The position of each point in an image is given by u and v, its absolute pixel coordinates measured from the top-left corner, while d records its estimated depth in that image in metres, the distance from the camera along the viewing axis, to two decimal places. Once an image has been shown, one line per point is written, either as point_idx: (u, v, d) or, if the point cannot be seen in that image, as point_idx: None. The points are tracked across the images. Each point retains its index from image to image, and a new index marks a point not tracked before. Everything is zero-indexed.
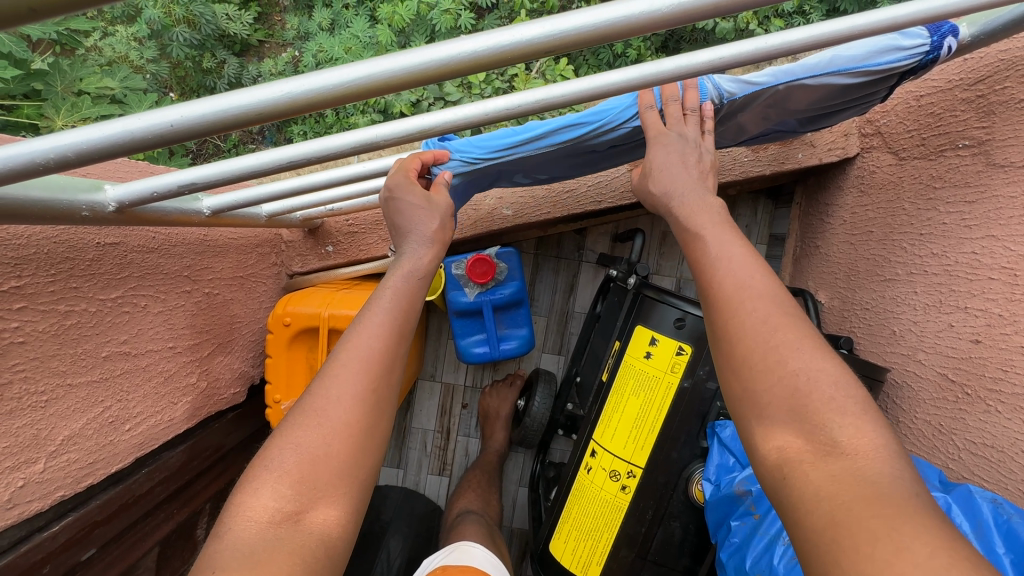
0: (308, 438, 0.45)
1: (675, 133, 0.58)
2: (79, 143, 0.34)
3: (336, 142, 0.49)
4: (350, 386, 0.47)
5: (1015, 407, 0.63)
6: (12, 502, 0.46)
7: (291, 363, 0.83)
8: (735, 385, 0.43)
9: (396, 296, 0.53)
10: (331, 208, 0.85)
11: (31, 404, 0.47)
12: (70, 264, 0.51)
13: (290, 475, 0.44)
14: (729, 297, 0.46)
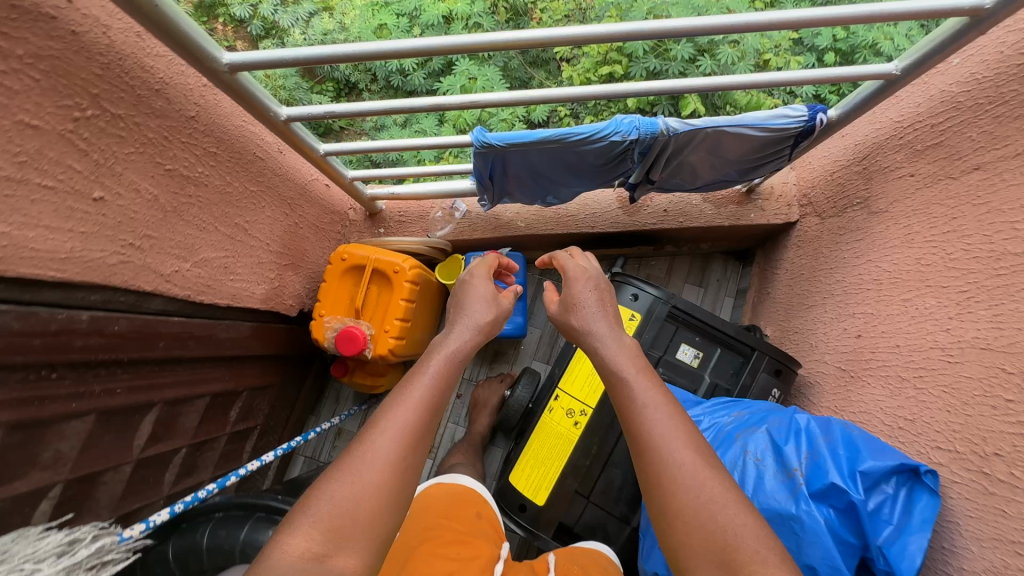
0: (343, 489, 0.57)
1: (580, 274, 0.87)
2: (301, 53, 0.63)
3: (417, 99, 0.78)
4: (384, 447, 0.61)
5: (876, 376, 0.82)
6: (169, 277, 0.72)
7: (339, 289, 1.08)
8: (678, 507, 0.58)
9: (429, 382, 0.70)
10: (393, 191, 1.17)
11: (197, 223, 0.75)
12: (239, 154, 0.81)
13: (324, 526, 0.55)
14: (656, 444, 0.63)
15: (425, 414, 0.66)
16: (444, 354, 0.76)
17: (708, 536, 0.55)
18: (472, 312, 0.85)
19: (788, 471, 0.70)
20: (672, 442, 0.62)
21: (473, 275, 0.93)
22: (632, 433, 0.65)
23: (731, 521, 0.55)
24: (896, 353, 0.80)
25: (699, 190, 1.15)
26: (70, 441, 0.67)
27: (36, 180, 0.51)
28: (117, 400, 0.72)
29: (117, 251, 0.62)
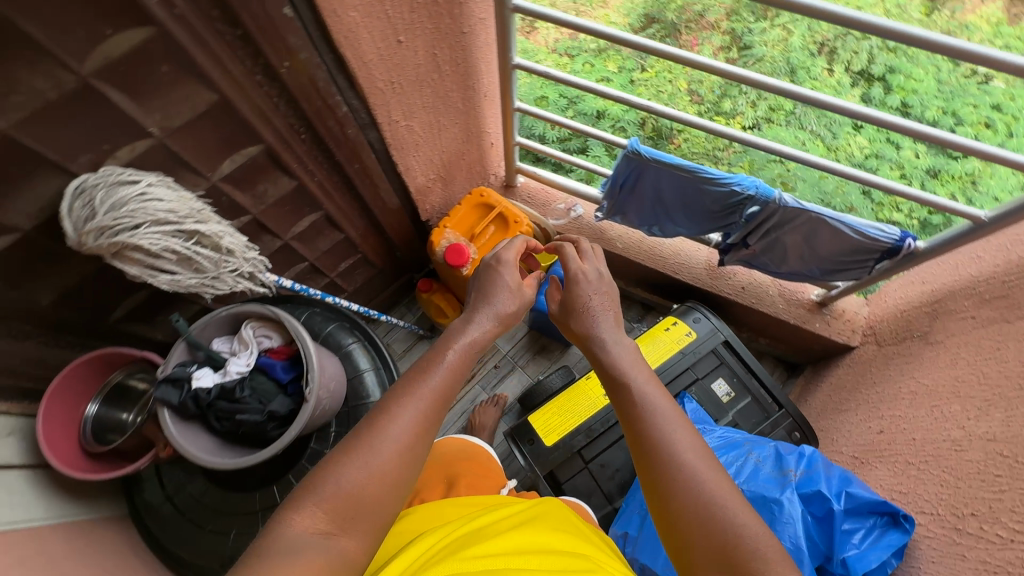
0: (350, 471, 0.57)
1: (594, 274, 0.79)
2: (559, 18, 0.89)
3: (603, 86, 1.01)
4: (396, 436, 0.60)
5: (887, 463, 0.92)
6: (391, 123, 0.97)
7: (466, 216, 1.31)
8: (676, 503, 0.57)
9: (452, 369, 0.69)
10: (536, 172, 1.41)
11: (424, 100, 1.00)
12: (469, 75, 1.08)
13: (336, 506, 0.55)
14: (651, 432, 0.62)
15: (437, 409, 0.65)
16: (460, 347, 0.72)
17: (712, 546, 0.54)
18: (487, 297, 0.78)
19: (783, 470, 0.82)
20: (666, 434, 0.61)
21: (496, 258, 0.81)
22: (631, 417, 0.65)
23: (737, 529, 0.54)
24: (911, 445, 0.88)
25: (779, 276, 1.31)
26: (274, 190, 0.90)
27: (389, 6, 0.77)
28: (310, 187, 0.95)
29: (384, 80, 0.88)
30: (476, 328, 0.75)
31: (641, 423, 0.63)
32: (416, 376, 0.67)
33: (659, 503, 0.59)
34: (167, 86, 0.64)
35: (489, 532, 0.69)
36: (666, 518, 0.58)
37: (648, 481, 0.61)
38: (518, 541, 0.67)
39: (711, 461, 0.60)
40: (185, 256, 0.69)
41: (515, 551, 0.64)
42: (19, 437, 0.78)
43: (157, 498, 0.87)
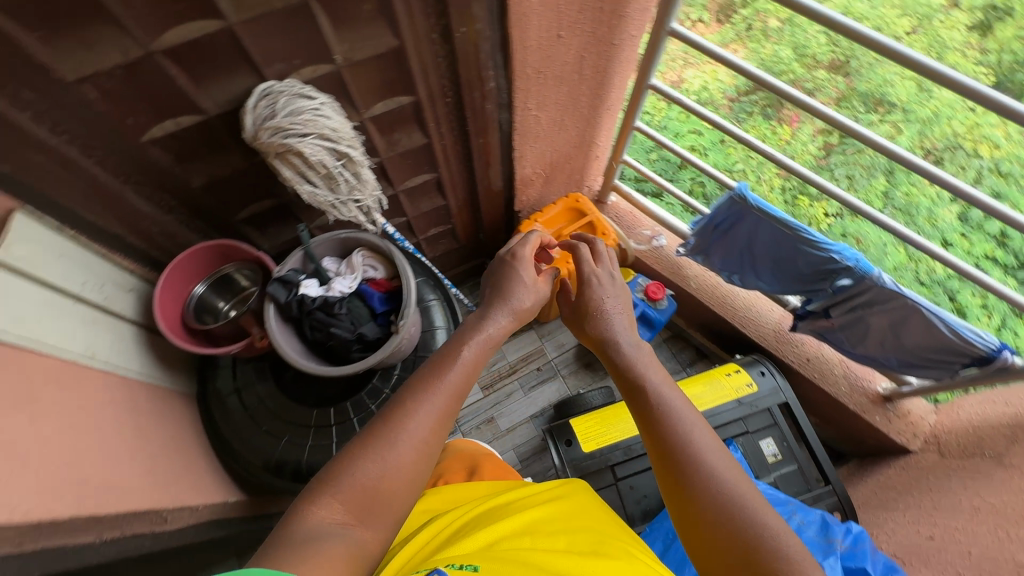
0: (368, 464, 0.58)
1: (606, 274, 0.81)
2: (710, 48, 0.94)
3: (729, 123, 1.04)
4: (414, 429, 0.62)
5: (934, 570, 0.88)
6: (525, 109, 1.02)
7: (557, 217, 1.35)
8: (693, 494, 0.56)
9: (468, 366, 0.72)
10: (630, 193, 1.49)
11: (559, 97, 1.06)
12: (604, 86, 1.12)
13: (353, 498, 0.56)
14: (668, 425, 0.62)
15: (450, 406, 0.67)
16: (475, 343, 0.74)
17: (739, 554, 0.51)
18: (507, 293, 0.81)
19: (828, 537, 0.82)
20: (682, 427, 0.61)
21: (513, 255, 0.86)
22: (644, 414, 0.65)
23: (764, 534, 0.51)
24: (966, 557, 0.84)
25: (850, 355, 1.28)
26: (406, 141, 0.97)
27: (564, 1, 0.83)
28: (436, 148, 1.01)
29: (534, 68, 0.93)
30: (495, 323, 0.78)
31: (656, 424, 0.62)
32: (433, 374, 0.69)
33: (683, 506, 0.57)
34: (363, 22, 0.71)
35: (511, 509, 0.72)
36: (692, 521, 0.56)
37: (669, 483, 0.59)
38: (536, 515, 0.70)
39: (730, 464, 0.58)
40: (327, 174, 0.75)
41: (535, 525, 0.67)
42: (136, 295, 0.86)
43: (225, 387, 0.94)
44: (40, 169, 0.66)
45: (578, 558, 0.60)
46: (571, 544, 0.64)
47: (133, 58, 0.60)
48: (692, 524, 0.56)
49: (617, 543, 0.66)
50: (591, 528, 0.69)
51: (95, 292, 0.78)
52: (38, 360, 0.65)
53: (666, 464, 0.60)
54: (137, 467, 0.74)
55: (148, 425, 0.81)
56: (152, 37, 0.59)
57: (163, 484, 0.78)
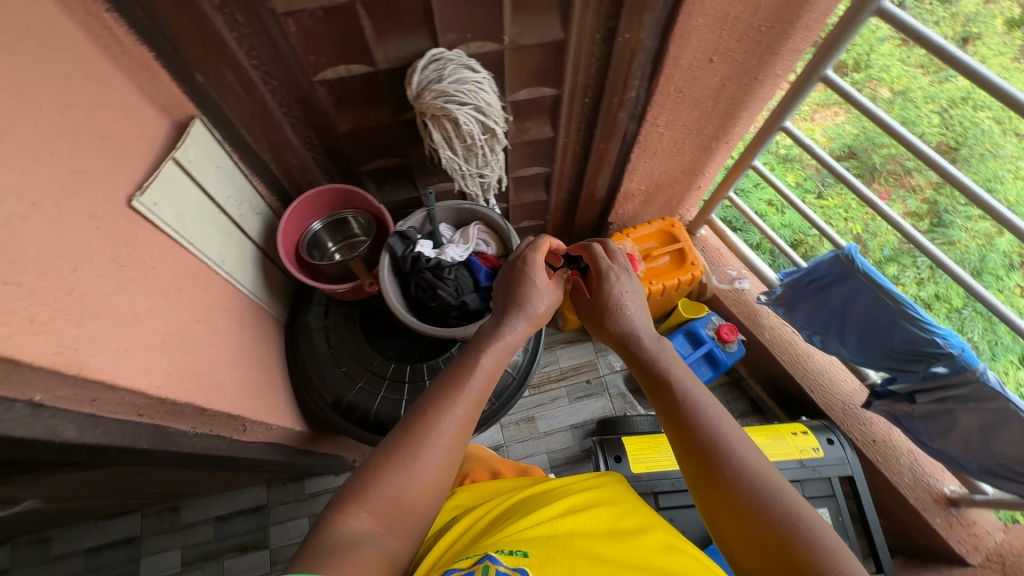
0: (394, 474, 0.56)
1: (623, 273, 0.77)
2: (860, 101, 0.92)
3: (857, 180, 1.02)
4: (441, 434, 0.60)
5: None
6: (654, 125, 1.03)
7: (648, 236, 1.35)
8: (723, 486, 0.53)
9: (487, 375, 0.68)
10: (724, 230, 1.48)
11: (689, 120, 1.06)
12: (734, 120, 1.12)
13: (383, 510, 0.54)
14: (694, 416, 0.59)
15: (469, 414, 0.64)
16: (494, 351, 0.70)
17: (777, 550, 0.49)
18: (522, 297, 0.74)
19: None
20: (709, 416, 0.58)
21: (523, 261, 0.78)
22: (669, 409, 0.62)
23: (802, 525, 0.49)
24: None
25: (924, 447, 1.21)
26: (534, 132, 0.99)
27: (728, 25, 0.84)
28: (559, 144, 1.03)
29: (678, 87, 0.94)
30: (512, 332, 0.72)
31: (680, 418, 0.59)
32: (454, 377, 0.66)
33: (717, 501, 0.54)
34: (540, 10, 0.74)
35: (547, 497, 0.72)
36: (728, 517, 0.53)
37: (698, 483, 0.56)
38: (567, 497, 0.70)
39: (759, 454, 0.55)
40: (470, 145, 0.78)
41: (567, 506, 0.67)
42: (262, 219, 0.91)
43: (314, 322, 0.99)
44: (226, 86, 0.71)
45: (622, 541, 0.61)
46: (608, 524, 0.65)
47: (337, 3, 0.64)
48: (727, 520, 0.53)
49: (647, 521, 0.68)
50: (622, 508, 0.70)
51: (234, 207, 0.83)
52: (184, 256, 0.70)
53: (693, 462, 0.57)
54: (235, 377, 0.78)
55: (250, 340, 0.86)
56: None
57: (252, 397, 0.82)
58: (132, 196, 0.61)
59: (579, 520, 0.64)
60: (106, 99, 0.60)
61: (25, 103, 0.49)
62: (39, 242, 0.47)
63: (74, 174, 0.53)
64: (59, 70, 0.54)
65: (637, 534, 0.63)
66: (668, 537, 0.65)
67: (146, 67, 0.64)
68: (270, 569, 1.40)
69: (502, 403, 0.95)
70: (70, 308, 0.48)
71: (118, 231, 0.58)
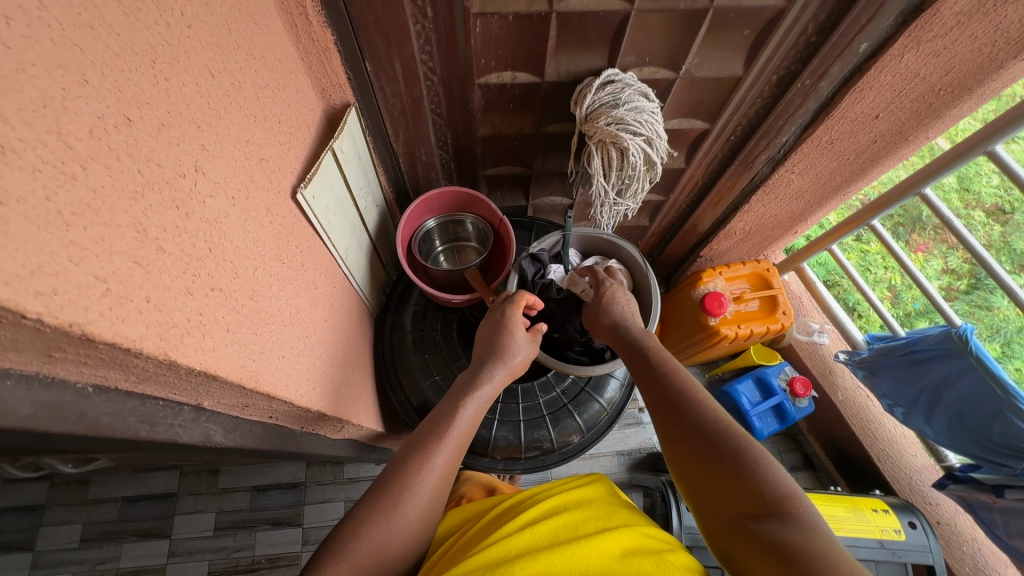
0: (371, 534, 0.53)
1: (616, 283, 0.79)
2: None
3: (991, 258, 0.95)
4: (422, 490, 0.56)
5: None
6: (786, 173, 0.98)
7: (739, 277, 1.30)
8: (679, 424, 0.55)
9: (469, 425, 0.64)
10: (814, 282, 1.45)
11: (820, 173, 1.00)
12: (865, 179, 1.06)
13: (360, 567, 0.51)
14: (660, 371, 0.62)
15: (449, 463, 0.60)
16: (476, 401, 0.66)
17: (723, 483, 0.49)
18: (500, 342, 0.72)
19: None
20: (671, 370, 0.61)
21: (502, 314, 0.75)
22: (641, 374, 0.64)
23: (756, 462, 0.48)
24: None
25: (998, 543, 1.13)
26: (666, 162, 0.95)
27: (910, 84, 0.78)
28: (685, 177, 0.98)
29: (829, 139, 0.88)
30: (488, 385, 0.68)
31: (650, 378, 0.62)
32: (433, 423, 0.63)
33: (678, 444, 0.54)
34: (730, 45, 0.69)
35: (518, 504, 0.68)
36: (682, 457, 0.53)
37: (660, 435, 0.57)
38: (532, 508, 0.64)
39: (719, 403, 0.56)
40: (627, 176, 0.75)
41: (521, 522, 0.61)
42: (378, 212, 0.87)
43: (409, 323, 0.95)
44: (390, 77, 0.67)
45: (570, 553, 0.55)
46: (563, 535, 0.59)
47: (532, 10, 0.60)
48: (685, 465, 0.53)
49: (611, 524, 0.61)
50: (585, 514, 0.63)
51: (362, 199, 0.79)
52: (321, 249, 0.66)
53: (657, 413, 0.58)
54: (343, 377, 0.75)
55: (353, 337, 0.82)
56: None
57: (351, 397, 0.79)
58: (296, 188, 0.57)
59: (528, 535, 0.59)
60: (286, 81, 0.56)
61: (235, 86, 0.45)
62: (234, 241, 0.43)
63: (260, 164, 0.49)
64: (259, 49, 0.50)
65: (591, 538, 0.57)
66: (630, 536, 0.58)
67: (323, 50, 0.60)
68: (301, 548, 1.39)
69: (593, 436, 0.91)
70: (250, 313, 0.45)
71: (282, 225, 0.54)
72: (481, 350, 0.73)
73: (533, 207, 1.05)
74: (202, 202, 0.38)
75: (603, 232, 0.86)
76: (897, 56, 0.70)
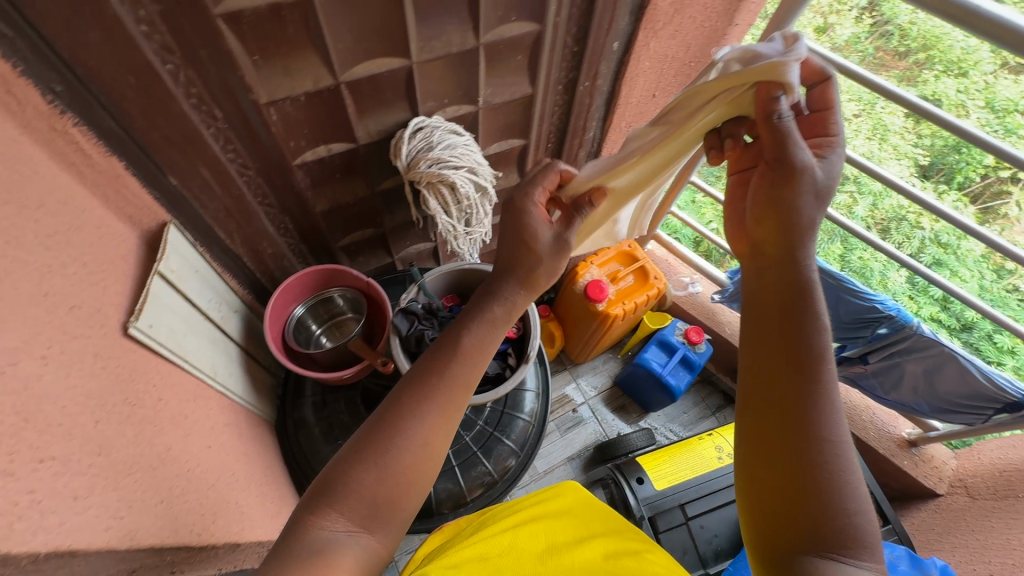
0: (366, 473, 0.45)
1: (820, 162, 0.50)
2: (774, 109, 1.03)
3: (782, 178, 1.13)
4: (417, 429, 0.47)
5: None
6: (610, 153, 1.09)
7: (607, 261, 1.41)
8: (793, 422, 0.45)
9: (477, 350, 0.54)
10: (673, 244, 1.62)
11: None
12: None
13: (359, 507, 0.44)
14: (812, 347, 0.47)
15: (457, 401, 0.51)
16: (480, 322, 0.56)
17: (798, 502, 0.43)
18: (529, 236, 0.59)
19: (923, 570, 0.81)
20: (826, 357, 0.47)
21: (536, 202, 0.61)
22: (786, 330, 0.49)
23: (852, 509, 0.42)
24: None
25: (884, 401, 1.32)
26: (503, 182, 1.01)
27: (667, 63, 0.92)
28: None
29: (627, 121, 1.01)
30: (501, 301, 0.58)
31: (805, 348, 0.47)
32: (435, 356, 0.53)
33: (778, 437, 0.46)
34: (510, 70, 0.77)
35: (502, 515, 0.71)
36: (774, 453, 0.46)
37: (770, 413, 0.47)
38: (511, 516, 0.68)
39: (844, 423, 0.45)
40: (466, 207, 0.79)
41: (504, 526, 0.65)
42: (239, 317, 0.84)
43: (311, 416, 0.90)
44: (202, 184, 0.66)
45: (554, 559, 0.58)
46: (544, 541, 0.62)
47: (320, 86, 0.63)
48: (777, 461, 0.45)
49: (590, 531, 0.65)
50: (562, 523, 0.66)
51: (215, 310, 0.76)
52: (181, 376, 0.62)
53: (790, 391, 0.47)
54: (252, 499, 0.70)
55: (254, 451, 0.77)
56: (345, 68, 0.63)
57: (268, 517, 0.73)
58: (127, 324, 0.54)
59: (513, 536, 0.62)
60: (81, 220, 0.53)
61: (12, 245, 0.42)
62: (58, 402, 0.40)
63: (70, 312, 0.46)
64: (34, 197, 0.47)
65: (575, 546, 0.60)
66: (610, 542, 0.62)
67: (115, 179, 0.58)
68: None
69: (529, 453, 0.92)
70: (100, 472, 0.41)
71: (120, 367, 0.50)
72: (515, 237, 0.59)
73: (399, 260, 1.06)
74: (2, 373, 0.35)
75: (465, 262, 0.90)
76: (646, 43, 0.83)
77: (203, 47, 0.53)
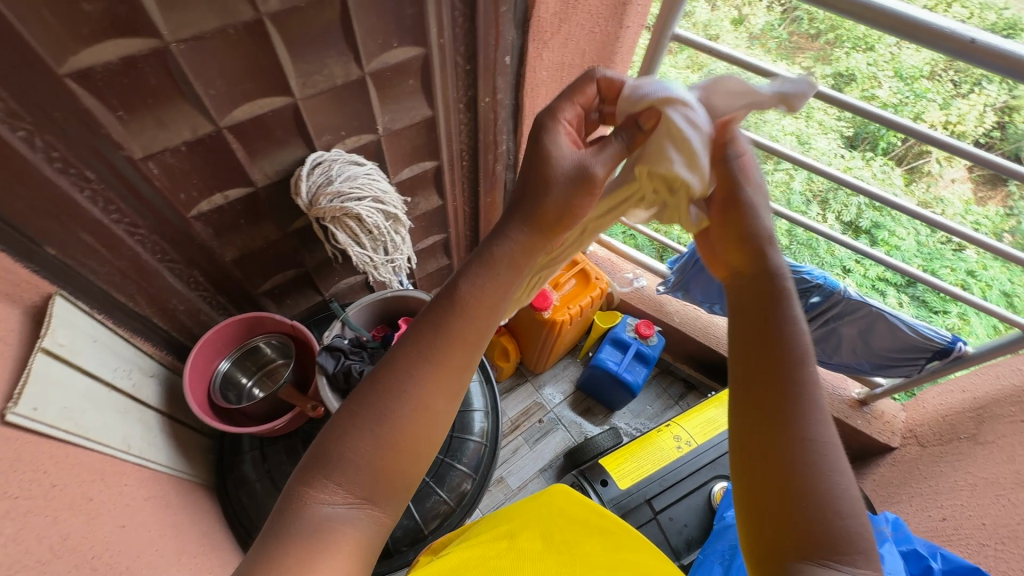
0: (364, 440, 0.41)
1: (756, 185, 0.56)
2: None
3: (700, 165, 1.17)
4: (415, 391, 0.43)
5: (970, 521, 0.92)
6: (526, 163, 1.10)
7: None
8: (778, 427, 0.44)
9: (481, 299, 0.47)
10: (613, 243, 1.64)
11: None
12: None
13: (360, 478, 0.41)
14: (793, 350, 0.47)
15: (460, 359, 0.45)
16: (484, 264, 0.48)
17: (786, 509, 0.42)
18: (545, 162, 0.49)
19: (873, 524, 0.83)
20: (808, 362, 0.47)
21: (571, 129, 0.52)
22: (763, 334, 0.49)
23: (842, 513, 0.41)
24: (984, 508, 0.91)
25: (828, 366, 1.36)
26: (424, 205, 1.00)
27: (564, 71, 0.94)
28: (449, 210, 1.05)
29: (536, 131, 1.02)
30: (505, 243, 0.49)
31: (786, 350, 0.47)
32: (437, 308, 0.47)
33: (763, 443, 0.45)
34: (404, 95, 0.77)
35: (493, 520, 0.71)
36: (760, 459, 0.45)
37: (755, 418, 0.46)
38: (504, 522, 0.68)
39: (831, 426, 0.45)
40: (377, 236, 0.79)
41: (503, 532, 0.66)
42: (156, 381, 0.80)
43: (251, 472, 0.87)
44: (87, 249, 0.63)
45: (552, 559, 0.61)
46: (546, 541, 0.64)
47: (199, 133, 0.61)
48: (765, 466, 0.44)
49: (590, 526, 0.68)
50: (564, 520, 0.69)
51: (124, 378, 0.72)
52: (82, 455, 0.58)
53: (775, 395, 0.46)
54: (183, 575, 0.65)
55: (184, 521, 0.72)
56: (223, 113, 0.61)
57: None
58: (4, 410, 0.50)
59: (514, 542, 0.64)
60: None
61: None
62: None
63: None
64: None
65: (578, 546, 0.63)
66: (606, 539, 0.66)
67: None
68: None
69: (484, 473, 0.91)
70: None
71: None
72: (531, 166, 0.50)
73: (330, 298, 1.04)
74: None
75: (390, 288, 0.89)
76: (539, 54, 0.84)
77: (56, 108, 0.50)
